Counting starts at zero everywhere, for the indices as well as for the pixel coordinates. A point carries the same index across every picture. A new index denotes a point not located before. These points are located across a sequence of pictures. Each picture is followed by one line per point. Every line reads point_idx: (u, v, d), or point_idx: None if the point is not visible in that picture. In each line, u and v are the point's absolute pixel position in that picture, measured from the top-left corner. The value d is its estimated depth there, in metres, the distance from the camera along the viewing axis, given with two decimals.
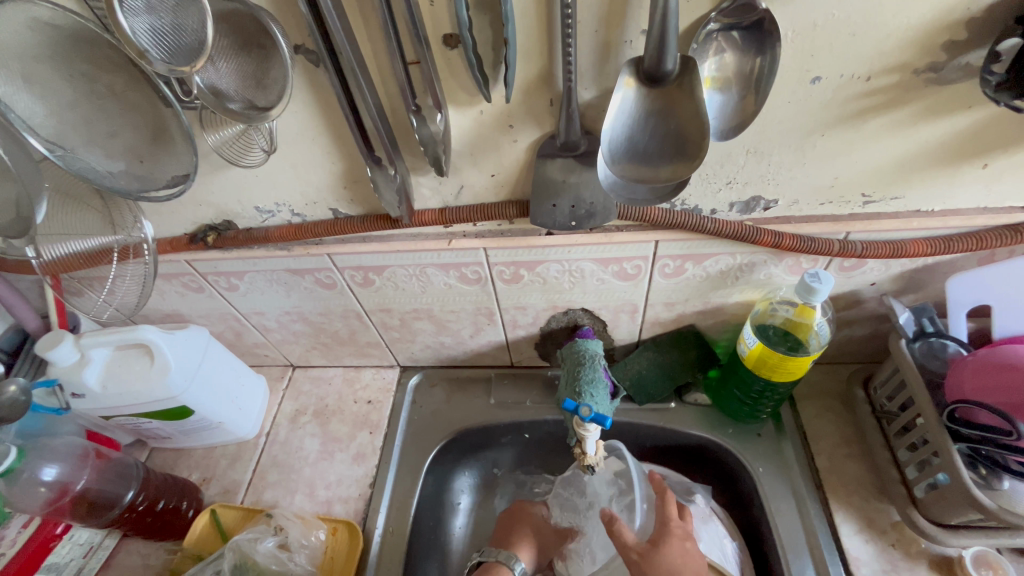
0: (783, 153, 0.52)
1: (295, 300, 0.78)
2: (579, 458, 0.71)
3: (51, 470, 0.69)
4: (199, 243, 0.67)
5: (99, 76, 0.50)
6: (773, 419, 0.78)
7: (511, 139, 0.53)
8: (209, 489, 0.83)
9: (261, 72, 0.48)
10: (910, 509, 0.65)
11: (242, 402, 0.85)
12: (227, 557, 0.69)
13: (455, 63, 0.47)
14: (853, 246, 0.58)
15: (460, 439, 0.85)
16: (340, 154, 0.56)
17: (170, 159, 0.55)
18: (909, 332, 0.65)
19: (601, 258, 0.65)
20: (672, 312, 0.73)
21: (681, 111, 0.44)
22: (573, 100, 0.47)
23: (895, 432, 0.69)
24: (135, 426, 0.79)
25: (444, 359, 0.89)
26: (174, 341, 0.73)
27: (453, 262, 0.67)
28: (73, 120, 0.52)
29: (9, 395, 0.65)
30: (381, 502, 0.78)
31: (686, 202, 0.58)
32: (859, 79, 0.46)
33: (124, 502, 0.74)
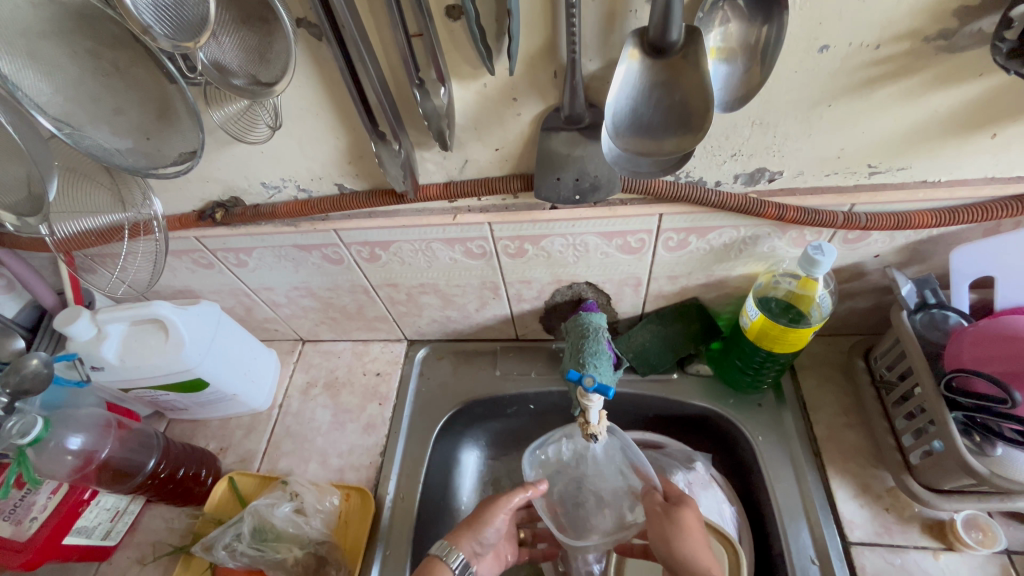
0: (789, 124, 0.52)
1: (304, 275, 0.79)
2: (583, 427, 0.71)
3: (76, 439, 0.71)
4: (207, 220, 0.68)
5: (104, 52, 0.51)
6: (773, 389, 0.80)
7: (515, 112, 0.53)
8: (226, 458, 0.86)
9: (264, 45, 0.47)
10: (905, 474, 0.67)
11: (255, 375, 0.88)
12: (246, 521, 0.73)
13: (457, 35, 0.47)
14: (858, 218, 0.58)
15: (467, 410, 0.88)
16: (343, 129, 0.56)
17: (178, 136, 0.55)
18: (911, 303, 0.65)
19: (606, 231, 0.65)
20: (675, 286, 0.74)
21: (686, 82, 0.44)
22: (577, 72, 0.46)
23: (893, 401, 0.71)
24: (153, 398, 0.82)
25: (450, 332, 0.91)
26: (187, 316, 0.74)
27: (459, 237, 0.68)
28: (78, 97, 0.52)
29: (33, 367, 0.67)
30: (392, 470, 0.81)
31: (690, 175, 0.58)
32: (868, 47, 0.45)
33: (147, 470, 0.77)
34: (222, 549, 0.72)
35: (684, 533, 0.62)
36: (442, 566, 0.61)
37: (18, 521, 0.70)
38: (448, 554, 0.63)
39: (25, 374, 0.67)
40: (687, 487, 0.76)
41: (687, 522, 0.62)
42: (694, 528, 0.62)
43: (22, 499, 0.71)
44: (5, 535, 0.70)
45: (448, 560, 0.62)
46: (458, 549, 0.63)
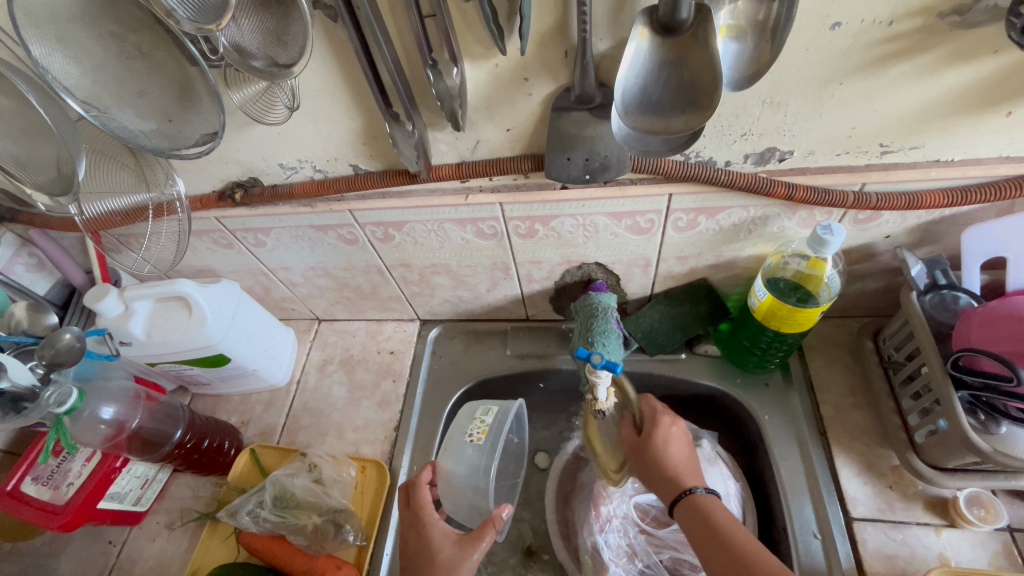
0: (801, 103, 0.52)
1: (320, 255, 0.81)
2: (590, 403, 0.74)
3: (109, 409, 0.74)
4: (227, 200, 0.70)
5: (128, 36, 0.53)
6: (781, 369, 0.81)
7: (526, 92, 0.54)
8: (247, 431, 0.90)
9: (282, 28, 0.48)
10: (909, 453, 0.67)
11: (273, 351, 0.91)
12: (268, 489, 0.77)
13: (470, 15, 0.47)
14: (868, 198, 0.58)
15: (478, 388, 0.90)
16: (359, 110, 0.57)
17: (198, 118, 0.57)
18: (921, 283, 0.65)
19: (615, 212, 0.66)
20: (684, 266, 0.75)
21: (695, 61, 0.44)
22: (588, 52, 0.47)
23: (900, 381, 0.71)
24: (177, 373, 0.85)
25: (462, 312, 0.93)
26: (208, 293, 0.77)
27: (470, 217, 0.69)
28: (104, 80, 0.54)
29: (65, 342, 0.69)
30: (406, 444, 0.84)
31: (700, 154, 0.58)
32: (881, 23, 0.45)
33: (174, 440, 0.80)
34: (245, 515, 0.76)
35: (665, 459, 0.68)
36: None
37: (56, 485, 0.75)
38: None
39: (59, 348, 0.69)
40: None
41: (664, 449, 0.69)
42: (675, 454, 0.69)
43: (59, 465, 0.77)
44: (44, 498, 0.75)
45: None
46: None
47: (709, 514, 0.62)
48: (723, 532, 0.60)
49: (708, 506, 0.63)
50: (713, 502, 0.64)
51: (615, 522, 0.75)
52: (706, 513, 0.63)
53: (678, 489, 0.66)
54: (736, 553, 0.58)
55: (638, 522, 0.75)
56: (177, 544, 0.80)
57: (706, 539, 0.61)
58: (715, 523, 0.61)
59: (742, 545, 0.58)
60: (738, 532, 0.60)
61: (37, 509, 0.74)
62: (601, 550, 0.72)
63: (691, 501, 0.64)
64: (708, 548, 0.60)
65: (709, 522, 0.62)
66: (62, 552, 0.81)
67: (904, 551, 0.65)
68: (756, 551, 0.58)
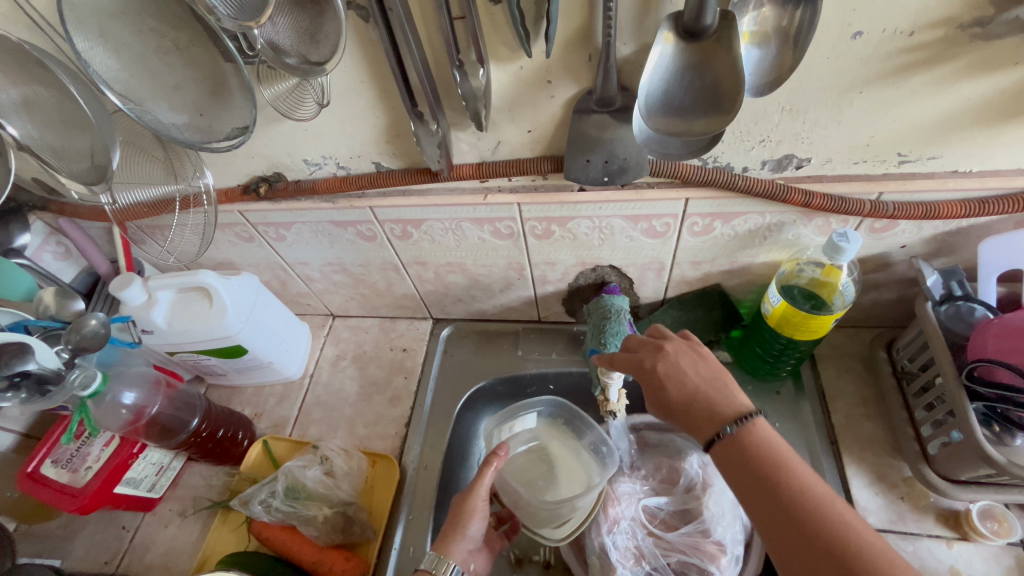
0: (819, 111, 0.53)
1: (338, 251, 0.83)
2: (602, 404, 0.77)
3: (130, 394, 0.75)
4: (251, 194, 0.71)
5: (167, 32, 0.55)
6: (792, 377, 0.81)
7: (548, 94, 0.55)
8: (261, 423, 0.92)
9: (316, 27, 0.50)
10: (921, 464, 0.67)
11: (289, 345, 0.92)
12: (281, 480, 0.78)
13: (497, 18, 0.48)
14: (885, 207, 0.59)
15: (488, 388, 0.92)
16: (383, 108, 0.59)
17: (229, 112, 0.59)
18: (936, 294, 0.66)
19: (632, 215, 0.67)
20: (698, 271, 0.76)
21: (718, 66, 0.45)
22: (611, 56, 0.48)
23: (914, 392, 0.71)
24: (195, 363, 0.87)
25: (475, 312, 0.94)
26: (229, 285, 0.79)
27: (488, 217, 0.70)
28: (141, 73, 0.56)
29: (91, 328, 0.70)
30: (416, 440, 0.85)
31: (718, 159, 0.59)
32: (901, 34, 0.45)
33: (190, 428, 0.81)
34: (258, 504, 0.77)
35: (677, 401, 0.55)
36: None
37: (75, 469, 0.77)
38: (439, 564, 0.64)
39: (85, 333, 0.70)
40: (702, 468, 0.76)
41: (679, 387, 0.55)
42: (692, 389, 0.55)
43: (78, 449, 0.78)
44: (62, 481, 0.76)
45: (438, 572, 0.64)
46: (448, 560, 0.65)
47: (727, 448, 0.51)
48: (782, 487, 0.47)
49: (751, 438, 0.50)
50: (750, 438, 0.50)
51: (623, 523, 0.74)
52: (755, 451, 0.50)
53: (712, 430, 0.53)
54: (815, 539, 0.44)
55: (647, 525, 0.74)
56: (188, 532, 0.81)
57: (755, 505, 0.48)
58: (770, 463, 0.48)
59: (841, 547, 0.43)
60: (872, 545, 0.43)
61: (56, 491, 0.75)
62: (609, 551, 0.71)
63: (724, 448, 0.51)
64: (761, 511, 0.48)
65: (757, 464, 0.49)
66: (75, 535, 0.83)
67: (914, 562, 0.65)
68: (870, 560, 0.42)
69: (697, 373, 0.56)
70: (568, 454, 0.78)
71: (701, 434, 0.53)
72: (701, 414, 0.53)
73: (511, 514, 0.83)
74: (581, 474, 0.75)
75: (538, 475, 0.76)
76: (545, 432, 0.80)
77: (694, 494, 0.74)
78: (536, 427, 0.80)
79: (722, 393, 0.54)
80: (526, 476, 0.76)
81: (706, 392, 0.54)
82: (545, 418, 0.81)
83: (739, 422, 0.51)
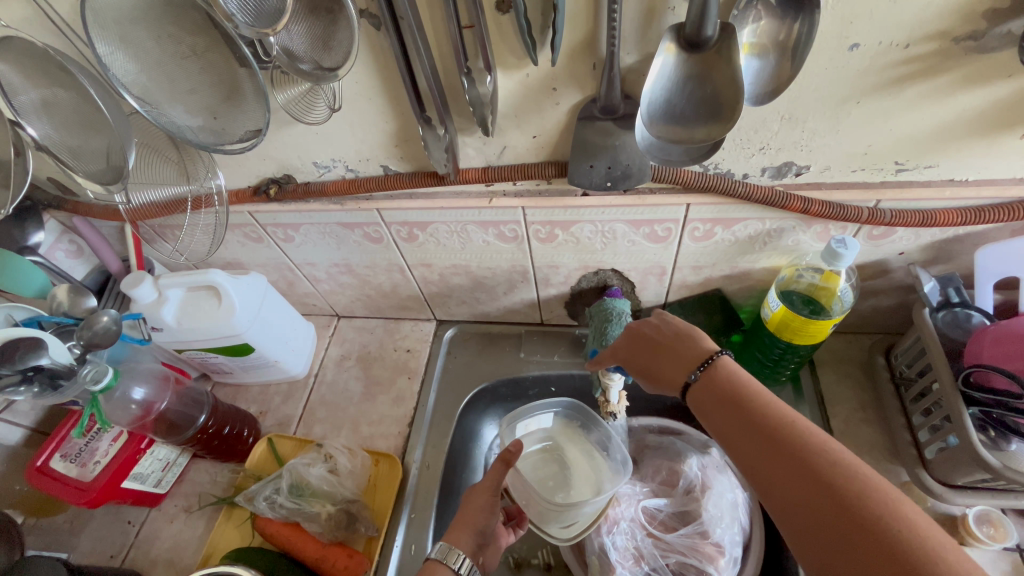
0: (818, 119, 0.54)
1: (345, 252, 0.84)
2: (603, 406, 0.78)
3: (140, 390, 0.76)
4: (262, 195, 0.73)
5: (185, 38, 0.56)
6: (792, 382, 0.82)
7: (554, 101, 0.56)
8: (266, 421, 0.93)
9: (329, 34, 0.51)
10: (919, 469, 0.68)
11: (295, 344, 0.94)
12: (285, 477, 0.79)
13: (505, 28, 0.50)
14: (883, 214, 0.60)
15: (491, 389, 0.93)
16: (393, 114, 0.60)
17: (243, 115, 0.60)
18: (934, 301, 0.66)
19: (634, 219, 0.68)
20: (699, 276, 0.77)
21: (719, 76, 0.46)
22: (615, 64, 0.49)
23: (912, 398, 0.72)
24: (203, 360, 0.88)
25: (478, 314, 0.96)
26: (238, 284, 0.80)
27: (493, 220, 0.72)
28: (158, 77, 0.58)
29: (103, 324, 0.72)
30: (419, 439, 0.86)
31: (719, 166, 0.60)
32: (898, 46, 0.47)
33: (197, 424, 0.82)
34: (263, 501, 0.78)
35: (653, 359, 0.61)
36: (442, 568, 0.61)
37: (83, 463, 0.78)
38: (445, 553, 0.62)
39: (97, 330, 0.72)
40: (701, 471, 0.76)
41: (654, 348, 0.62)
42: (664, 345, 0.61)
43: (87, 444, 0.79)
44: (71, 475, 0.77)
45: (448, 562, 0.62)
46: (458, 551, 0.63)
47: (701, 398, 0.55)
48: (745, 407, 0.51)
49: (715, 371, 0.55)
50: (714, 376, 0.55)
51: (623, 524, 0.74)
52: (720, 387, 0.54)
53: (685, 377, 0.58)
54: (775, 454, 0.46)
55: (646, 526, 0.75)
56: (194, 527, 0.83)
57: (724, 430, 0.52)
58: (733, 395, 0.52)
59: (800, 456, 0.45)
60: (824, 442, 0.45)
61: (64, 484, 0.77)
62: (608, 551, 0.72)
63: (694, 395, 0.56)
64: (732, 440, 0.51)
65: (723, 398, 0.53)
66: (82, 529, 0.84)
67: None
68: (828, 468, 0.43)
69: (667, 333, 0.62)
70: (583, 455, 0.79)
71: (675, 385, 0.58)
72: (676, 368, 0.59)
73: (519, 510, 0.81)
74: (593, 479, 0.76)
75: (550, 474, 0.78)
76: (561, 433, 0.81)
77: (694, 496, 0.75)
78: (551, 427, 0.82)
79: (690, 346, 0.59)
80: (538, 475, 0.77)
81: (680, 351, 0.59)
82: (560, 418, 0.82)
83: (704, 365, 0.56)
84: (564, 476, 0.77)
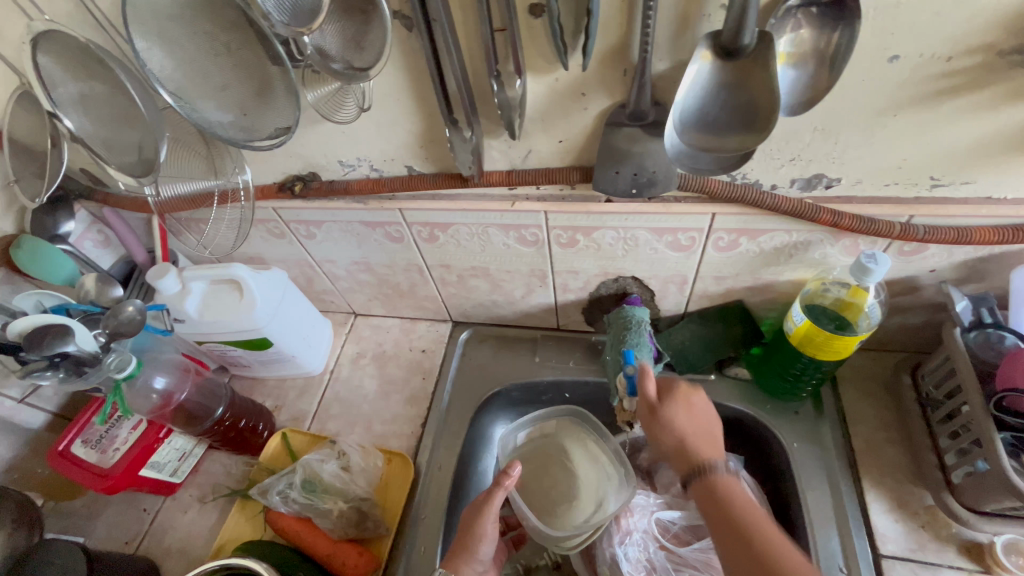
0: (852, 131, 0.53)
1: (365, 251, 0.85)
2: (619, 415, 0.76)
3: (161, 379, 0.78)
4: (287, 191, 0.74)
5: (220, 35, 0.57)
6: (813, 398, 0.80)
7: (582, 106, 0.56)
8: (281, 415, 0.94)
9: (361, 34, 0.52)
10: (944, 493, 0.66)
11: (312, 340, 0.94)
12: (298, 472, 0.80)
13: (537, 32, 0.50)
14: (915, 230, 0.58)
15: (504, 393, 0.92)
16: (420, 115, 0.61)
17: (273, 111, 0.61)
18: (966, 320, 0.65)
19: (657, 227, 0.67)
20: (721, 287, 0.76)
21: (755, 84, 0.45)
22: (647, 71, 0.49)
23: (938, 420, 0.70)
24: (221, 353, 0.89)
25: (494, 317, 0.96)
26: (260, 280, 0.81)
27: (515, 224, 0.72)
28: (191, 73, 0.59)
29: (128, 314, 0.73)
30: (431, 440, 0.86)
31: (747, 176, 0.59)
32: (940, 58, 0.46)
33: (215, 416, 0.83)
34: (276, 495, 0.79)
35: (677, 442, 0.62)
36: None
37: (103, 449, 0.79)
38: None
39: (122, 319, 0.73)
40: None
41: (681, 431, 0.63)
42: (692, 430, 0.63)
43: (107, 431, 0.81)
44: (91, 461, 0.78)
45: None
46: None
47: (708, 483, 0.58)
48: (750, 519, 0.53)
49: (729, 486, 0.57)
50: (732, 484, 0.58)
51: (635, 536, 0.74)
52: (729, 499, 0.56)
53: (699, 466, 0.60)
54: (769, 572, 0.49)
55: (659, 538, 0.74)
56: (207, 518, 0.84)
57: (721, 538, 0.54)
58: (737, 511, 0.54)
59: None
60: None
61: (84, 469, 0.78)
62: (620, 563, 0.71)
63: (707, 484, 0.58)
64: (728, 545, 0.53)
65: (728, 513, 0.55)
66: (98, 515, 0.85)
67: None
68: None
69: (694, 420, 0.64)
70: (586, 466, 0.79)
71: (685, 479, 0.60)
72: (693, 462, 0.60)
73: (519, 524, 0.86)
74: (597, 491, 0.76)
75: (553, 487, 0.79)
76: (564, 442, 0.81)
77: None
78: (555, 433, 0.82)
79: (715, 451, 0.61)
80: (542, 486, 0.79)
81: (696, 442, 0.62)
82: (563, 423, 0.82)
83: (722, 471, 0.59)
84: (565, 490, 0.78)
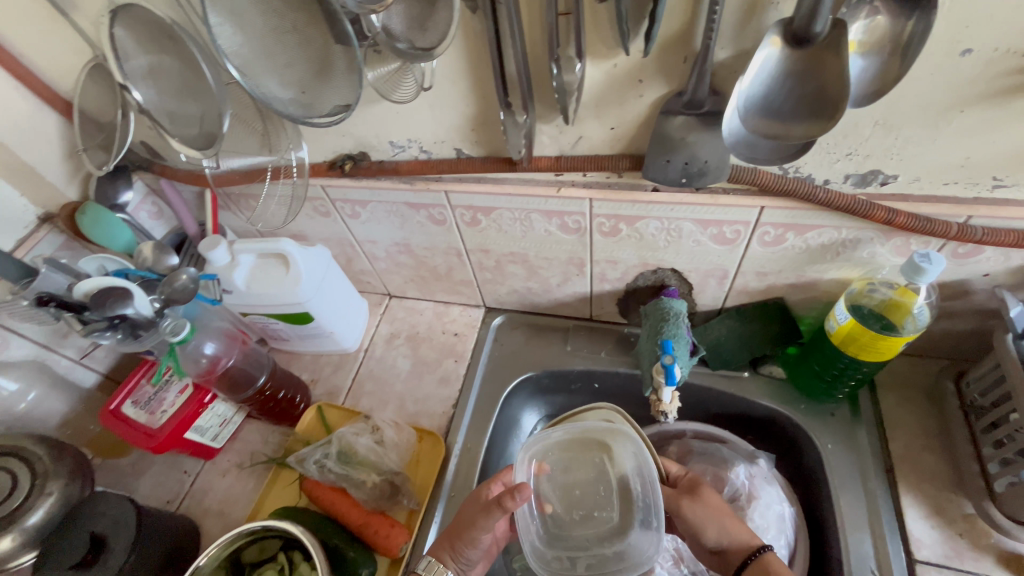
0: (914, 127, 0.52)
1: (407, 233, 0.86)
2: (654, 405, 0.74)
3: (211, 345, 0.81)
4: (337, 170, 0.76)
5: (287, 13, 0.59)
6: (849, 401, 0.79)
7: (637, 93, 0.56)
8: (316, 389, 0.97)
9: (426, 15, 0.53)
10: (985, 500, 0.66)
11: (350, 319, 0.97)
12: (334, 443, 0.82)
13: (601, 17, 0.50)
14: (973, 231, 0.57)
15: (535, 379, 0.93)
16: (475, 99, 0.62)
17: (332, 89, 0.63)
18: (1018, 327, 0.62)
19: (702, 219, 0.67)
20: (762, 283, 0.75)
21: (826, 72, 0.45)
22: (708, 59, 0.49)
23: (982, 428, 0.69)
24: (264, 326, 0.93)
25: (527, 305, 0.97)
26: (305, 256, 0.84)
27: (559, 210, 0.72)
28: (257, 50, 0.61)
29: (183, 282, 0.77)
30: (462, 421, 0.88)
31: (800, 170, 0.59)
32: (1015, 54, 0.45)
33: (257, 385, 0.87)
34: (312, 464, 0.81)
35: (713, 512, 0.67)
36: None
37: (152, 411, 0.82)
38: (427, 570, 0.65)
39: (177, 287, 0.76)
40: (747, 480, 0.75)
41: (715, 510, 0.68)
42: (727, 516, 0.67)
43: (155, 393, 0.84)
44: (140, 421, 0.82)
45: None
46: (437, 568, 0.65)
47: (732, 538, 0.66)
48: None
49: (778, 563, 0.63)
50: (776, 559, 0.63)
51: None
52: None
53: (745, 553, 0.64)
54: None
55: None
56: (245, 483, 0.87)
57: None
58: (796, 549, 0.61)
59: None
60: None
61: (134, 429, 0.82)
62: None
63: (763, 563, 0.63)
64: None
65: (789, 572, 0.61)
66: (142, 474, 0.89)
67: None
68: None
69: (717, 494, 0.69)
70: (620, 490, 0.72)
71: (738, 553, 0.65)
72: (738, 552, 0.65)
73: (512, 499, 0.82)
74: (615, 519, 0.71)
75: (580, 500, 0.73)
76: (620, 448, 0.73)
77: (739, 504, 0.74)
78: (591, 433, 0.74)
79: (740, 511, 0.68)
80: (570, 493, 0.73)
81: (706, 489, 0.70)
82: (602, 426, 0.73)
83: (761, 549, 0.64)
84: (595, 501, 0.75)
